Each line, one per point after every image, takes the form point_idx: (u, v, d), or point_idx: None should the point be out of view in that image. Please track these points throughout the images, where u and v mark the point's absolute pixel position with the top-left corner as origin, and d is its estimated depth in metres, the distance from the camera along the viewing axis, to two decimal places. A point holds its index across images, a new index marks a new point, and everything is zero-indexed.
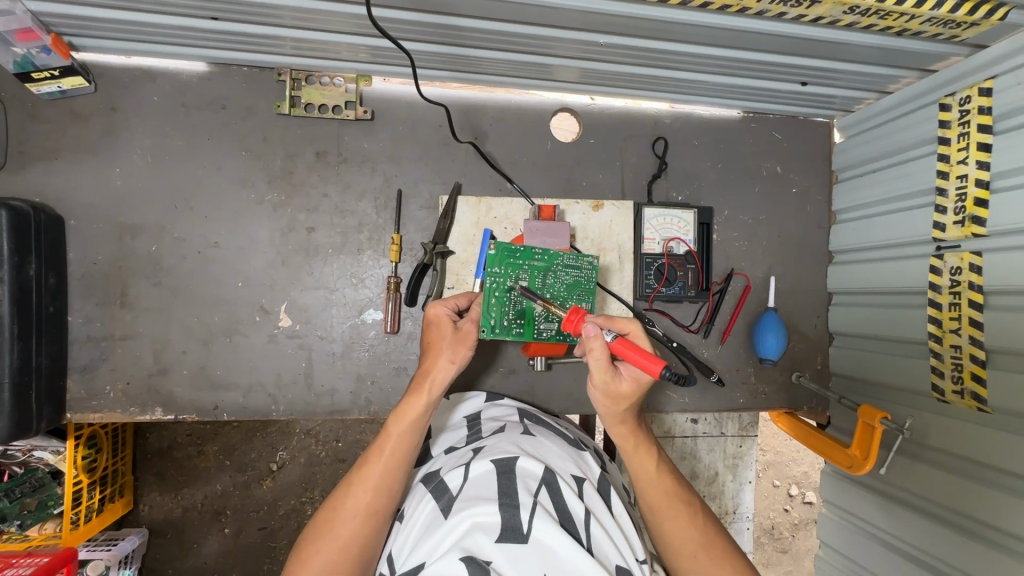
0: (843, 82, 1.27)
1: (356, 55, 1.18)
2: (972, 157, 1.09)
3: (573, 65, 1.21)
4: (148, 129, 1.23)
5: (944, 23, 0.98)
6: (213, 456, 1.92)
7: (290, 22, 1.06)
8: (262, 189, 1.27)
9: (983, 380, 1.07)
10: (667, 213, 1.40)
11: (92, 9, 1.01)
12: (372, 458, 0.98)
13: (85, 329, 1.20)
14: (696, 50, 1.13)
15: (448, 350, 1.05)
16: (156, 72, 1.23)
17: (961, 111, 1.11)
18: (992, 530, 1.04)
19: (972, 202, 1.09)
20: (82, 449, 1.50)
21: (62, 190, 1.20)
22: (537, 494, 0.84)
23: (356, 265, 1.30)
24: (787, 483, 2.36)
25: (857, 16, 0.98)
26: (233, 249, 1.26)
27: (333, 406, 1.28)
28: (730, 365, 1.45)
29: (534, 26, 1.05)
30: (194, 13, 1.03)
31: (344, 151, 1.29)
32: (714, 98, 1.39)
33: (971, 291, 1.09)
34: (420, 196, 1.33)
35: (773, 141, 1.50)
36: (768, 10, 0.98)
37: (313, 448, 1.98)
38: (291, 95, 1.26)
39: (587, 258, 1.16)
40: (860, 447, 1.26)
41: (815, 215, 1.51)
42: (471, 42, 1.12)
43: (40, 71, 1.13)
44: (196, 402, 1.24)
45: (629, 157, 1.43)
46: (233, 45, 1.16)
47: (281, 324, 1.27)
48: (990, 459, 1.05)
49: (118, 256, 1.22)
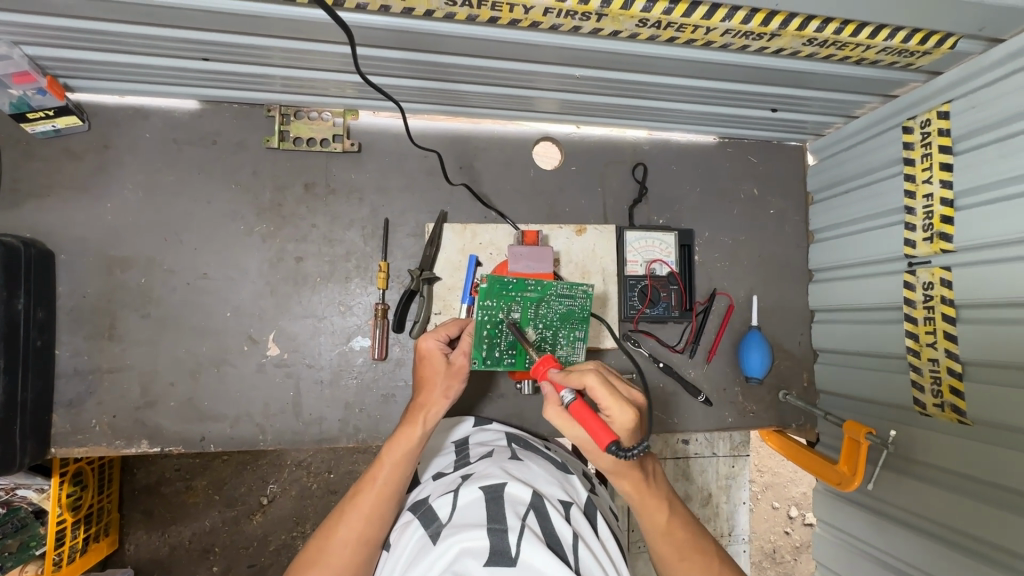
0: (810, 108, 1.33)
1: (343, 91, 1.22)
2: (936, 177, 1.13)
3: (553, 97, 1.26)
4: (140, 165, 1.26)
5: (898, 52, 1.04)
6: (201, 492, 1.89)
7: (279, 62, 1.10)
8: (252, 221, 1.29)
9: (962, 393, 1.09)
10: (648, 236, 1.44)
11: (87, 53, 1.06)
12: (365, 487, 0.98)
13: (72, 362, 1.21)
14: (668, 80, 1.18)
15: (442, 384, 1.08)
16: (149, 110, 1.27)
17: (922, 134, 1.16)
18: (978, 543, 1.04)
19: (938, 220, 1.12)
20: (66, 487, 1.51)
21: (54, 225, 1.22)
22: (525, 518, 0.84)
23: (344, 293, 1.32)
24: (786, 504, 2.34)
25: (817, 47, 1.03)
26: (222, 279, 1.27)
27: (322, 435, 1.28)
28: (717, 385, 1.47)
29: (513, 61, 1.10)
30: (186, 54, 1.07)
31: (332, 182, 1.33)
32: (691, 125, 1.45)
33: (944, 305, 1.12)
34: (406, 225, 1.36)
35: (749, 164, 1.55)
36: (733, 43, 1.03)
37: (304, 481, 1.95)
38: (280, 130, 1.30)
39: (582, 287, 1.14)
40: (847, 463, 1.27)
41: (793, 234, 1.56)
42: (453, 77, 1.17)
43: (36, 111, 1.16)
44: (184, 433, 1.23)
45: (611, 183, 1.47)
46: (224, 84, 1.20)
47: (269, 352, 1.28)
48: (972, 471, 1.06)
49: (108, 289, 1.23)
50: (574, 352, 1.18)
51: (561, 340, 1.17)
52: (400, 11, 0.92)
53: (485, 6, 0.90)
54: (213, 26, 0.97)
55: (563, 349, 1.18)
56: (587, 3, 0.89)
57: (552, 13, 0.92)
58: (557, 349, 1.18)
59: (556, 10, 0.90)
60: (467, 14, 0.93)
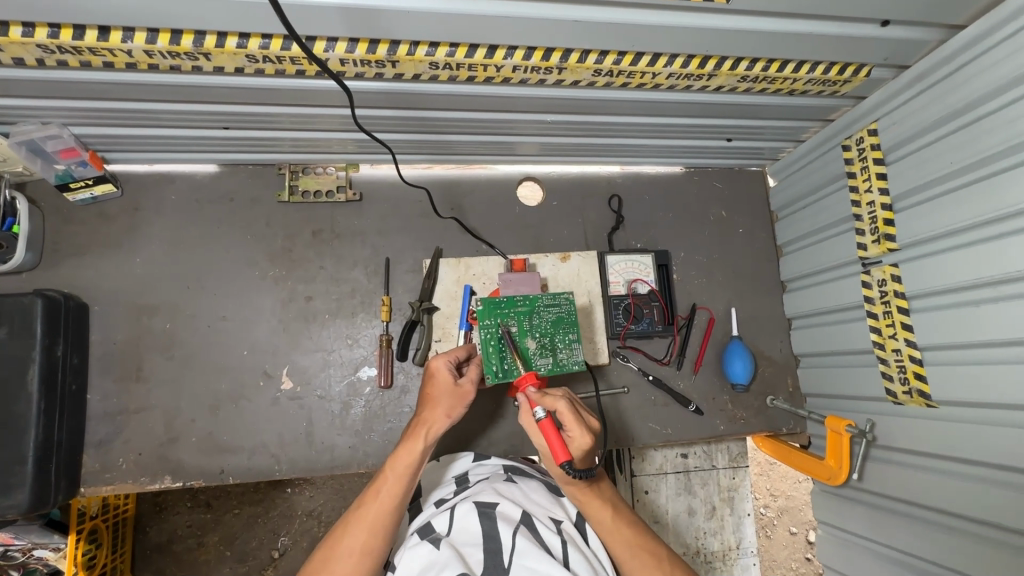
0: (762, 136, 1.49)
1: (345, 147, 1.39)
2: (875, 186, 1.27)
3: (531, 141, 1.43)
4: (166, 223, 1.41)
5: (822, 82, 1.20)
6: (213, 547, 1.92)
7: (289, 126, 1.27)
8: (266, 266, 1.43)
9: (925, 377, 1.17)
10: (629, 258, 1.56)
11: (123, 129, 1.23)
12: (369, 499, 1.06)
13: (102, 405, 1.30)
14: (628, 120, 1.35)
15: (446, 404, 1.16)
16: (174, 175, 1.43)
17: (859, 150, 1.30)
18: (958, 519, 1.10)
19: (882, 223, 1.25)
20: (82, 545, 1.59)
21: (89, 281, 1.36)
22: (516, 531, 0.90)
23: (351, 328, 1.43)
24: (804, 529, 2.26)
25: (751, 83, 1.20)
26: (239, 321, 1.39)
27: (333, 462, 1.35)
28: (706, 394, 1.55)
29: (492, 111, 1.27)
30: (209, 125, 1.25)
31: (337, 228, 1.47)
32: (658, 159, 1.61)
33: (898, 298, 1.23)
34: (406, 262, 1.49)
35: (716, 189, 1.70)
36: (678, 84, 1.19)
37: (314, 531, 1.98)
38: (290, 185, 1.46)
39: (564, 295, 1.29)
40: (834, 457, 1.39)
41: (763, 249, 1.68)
42: (441, 129, 1.34)
43: (77, 181, 1.32)
44: (204, 467, 1.31)
45: (590, 213, 1.62)
46: (241, 148, 1.37)
47: (283, 387, 1.37)
48: (946, 450, 1.13)
49: (135, 335, 1.35)
50: (576, 353, 1.25)
51: (560, 345, 1.25)
52: (392, 76, 1.09)
53: (463, 68, 1.07)
54: (236, 100, 1.14)
55: (564, 353, 1.25)
56: (548, 59, 1.06)
57: (519, 69, 1.08)
58: (559, 354, 1.25)
59: (523, 67, 1.07)
60: (449, 76, 1.10)
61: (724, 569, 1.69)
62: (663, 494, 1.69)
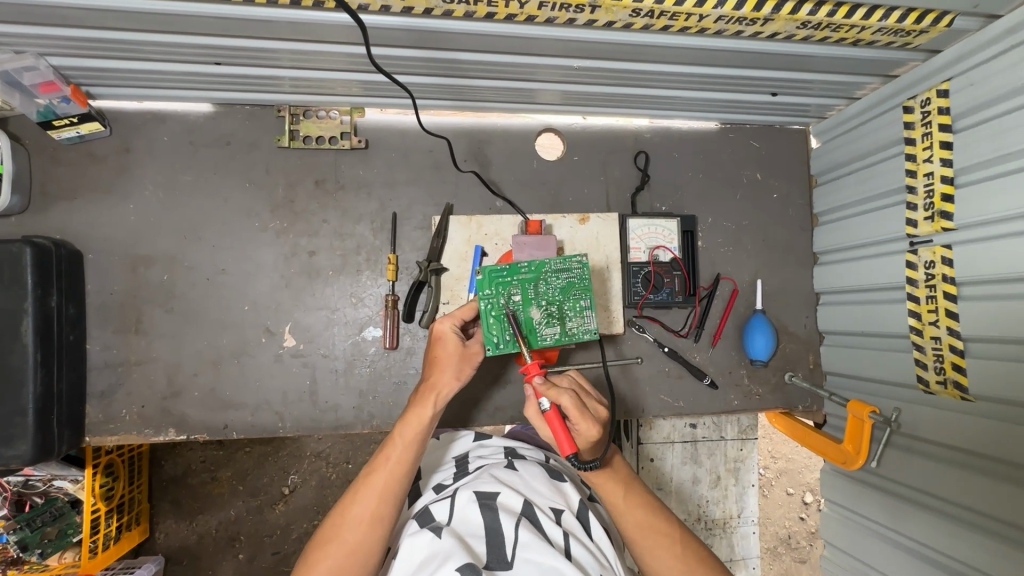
0: (811, 91, 1.34)
1: (349, 89, 1.27)
2: (936, 155, 1.13)
3: (553, 88, 1.29)
4: (160, 168, 1.32)
5: (894, 32, 1.04)
6: (225, 483, 1.98)
7: (287, 63, 1.14)
8: (266, 217, 1.35)
9: (964, 368, 1.10)
10: (651, 223, 1.46)
11: (105, 61, 1.11)
12: (378, 466, 1.02)
13: (102, 356, 1.28)
14: (663, 69, 1.20)
15: (454, 367, 1.12)
16: (165, 114, 1.32)
17: (923, 113, 1.15)
18: (979, 517, 1.06)
19: (939, 198, 1.12)
20: (98, 477, 1.62)
21: (81, 227, 1.29)
22: (518, 526, 0.87)
23: (355, 286, 1.36)
24: (801, 491, 2.28)
25: (811, 30, 1.04)
26: (240, 274, 1.33)
27: (337, 422, 1.33)
28: (723, 367, 1.49)
29: (512, 54, 1.13)
30: (198, 59, 1.12)
31: (341, 178, 1.37)
32: (693, 112, 1.46)
33: (945, 283, 1.13)
34: (413, 218, 1.40)
35: (752, 149, 1.56)
36: (726, 29, 1.04)
37: (322, 471, 2.02)
38: (290, 129, 1.35)
39: (574, 258, 1.19)
40: (852, 442, 1.33)
41: (798, 217, 1.56)
42: (457, 72, 1.20)
43: (61, 119, 1.22)
44: (207, 421, 1.30)
45: (614, 171, 1.50)
46: (236, 86, 1.25)
47: (286, 344, 1.33)
48: (977, 446, 1.07)
49: (132, 285, 1.30)
50: (586, 322, 1.18)
51: (569, 313, 1.18)
52: (401, 10, 0.95)
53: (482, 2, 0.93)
54: (224, 31, 1.01)
55: (574, 322, 1.18)
56: None
57: (547, 6, 0.94)
58: (568, 323, 1.18)
59: (551, 3, 0.93)
60: (465, 12, 0.96)
61: (723, 536, 1.71)
62: (667, 462, 1.69)
